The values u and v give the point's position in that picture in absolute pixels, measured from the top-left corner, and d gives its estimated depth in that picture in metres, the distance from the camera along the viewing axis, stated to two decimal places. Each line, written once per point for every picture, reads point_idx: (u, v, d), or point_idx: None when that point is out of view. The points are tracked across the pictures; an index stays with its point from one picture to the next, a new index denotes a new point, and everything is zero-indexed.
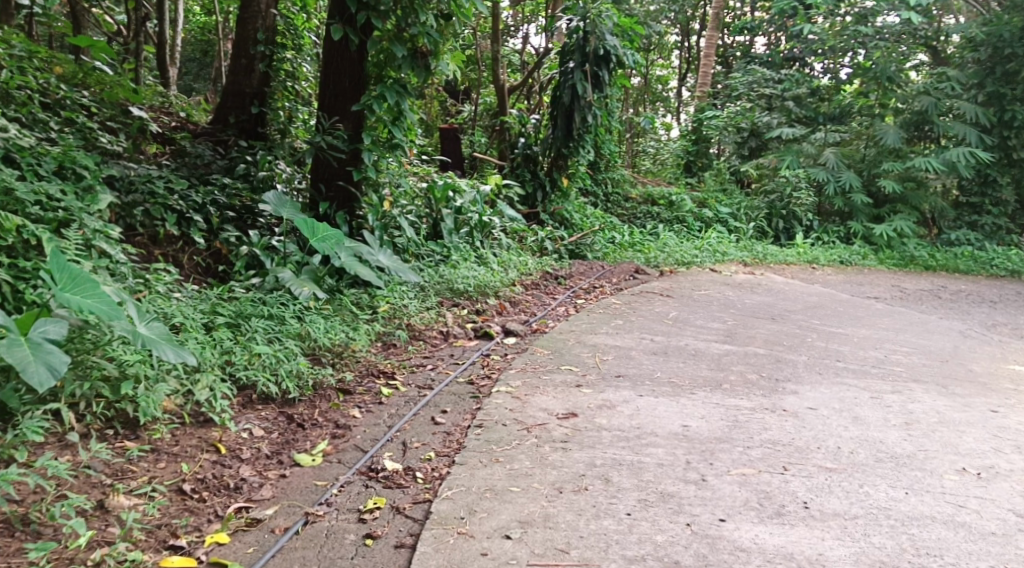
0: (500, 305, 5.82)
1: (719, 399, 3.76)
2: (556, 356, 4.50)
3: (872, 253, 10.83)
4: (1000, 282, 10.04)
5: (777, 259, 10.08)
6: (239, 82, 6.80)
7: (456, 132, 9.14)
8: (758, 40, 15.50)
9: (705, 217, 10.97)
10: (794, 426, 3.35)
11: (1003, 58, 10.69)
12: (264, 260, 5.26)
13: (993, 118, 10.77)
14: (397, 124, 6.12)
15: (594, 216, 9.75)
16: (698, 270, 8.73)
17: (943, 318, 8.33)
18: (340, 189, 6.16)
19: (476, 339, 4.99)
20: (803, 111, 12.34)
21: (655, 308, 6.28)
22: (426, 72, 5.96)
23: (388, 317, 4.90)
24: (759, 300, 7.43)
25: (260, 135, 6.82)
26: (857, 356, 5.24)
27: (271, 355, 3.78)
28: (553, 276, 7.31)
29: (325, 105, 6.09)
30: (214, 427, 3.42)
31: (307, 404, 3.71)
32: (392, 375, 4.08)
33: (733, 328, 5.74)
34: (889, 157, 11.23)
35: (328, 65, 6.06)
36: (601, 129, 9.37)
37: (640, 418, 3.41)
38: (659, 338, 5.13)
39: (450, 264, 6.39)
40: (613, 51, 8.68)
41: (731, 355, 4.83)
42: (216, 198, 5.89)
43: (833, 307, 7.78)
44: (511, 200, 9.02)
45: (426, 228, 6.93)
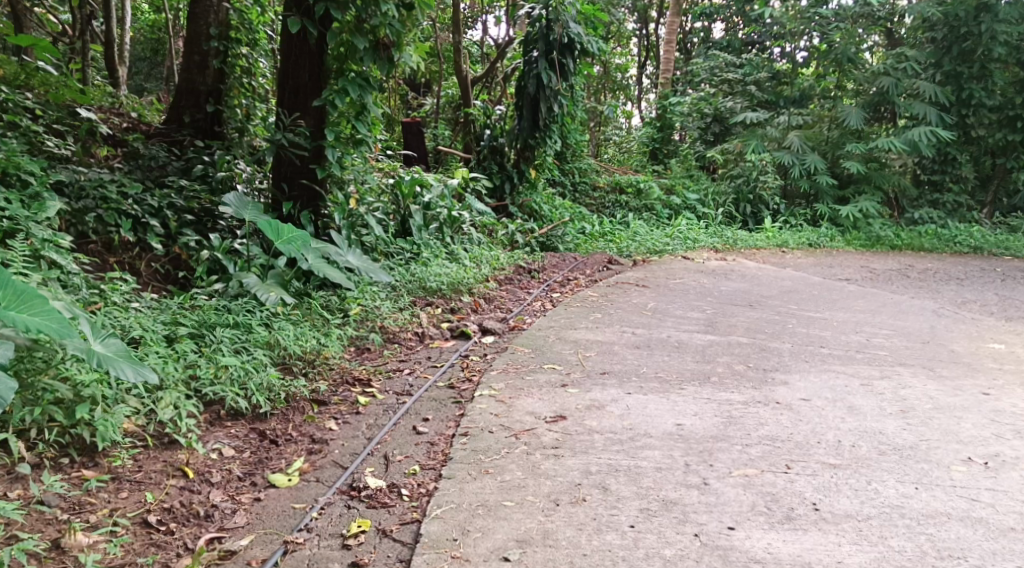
0: (474, 302, 5.65)
1: (709, 393, 3.63)
2: (537, 354, 4.35)
3: (840, 235, 10.82)
4: (965, 260, 10.09)
5: (747, 244, 10.02)
6: (193, 80, 6.55)
7: (419, 126, 8.89)
8: (717, 25, 15.45)
9: (673, 204, 10.88)
10: (792, 419, 3.23)
11: (959, 37, 10.73)
12: (228, 265, 5.03)
13: (952, 97, 10.83)
14: (361, 118, 5.90)
15: (562, 207, 9.59)
16: (670, 258, 8.62)
17: (915, 297, 8.32)
18: (304, 188, 5.94)
19: (453, 339, 4.82)
20: (765, 95, 12.30)
21: (632, 299, 6.15)
22: (389, 65, 5.74)
23: (360, 322, 4.71)
24: (734, 287, 7.34)
25: (217, 134, 6.58)
26: (839, 340, 5.16)
27: (239, 367, 3.57)
28: (525, 269, 7.15)
29: (285, 100, 5.87)
30: (180, 449, 3.21)
31: (280, 418, 3.51)
32: (368, 382, 3.90)
33: (712, 317, 5.63)
34: (853, 138, 11.23)
35: (287, 59, 5.82)
36: (566, 119, 9.21)
37: (631, 418, 3.26)
38: (639, 330, 5.00)
39: (421, 261, 6.20)
40: (577, 39, 8.57)
41: (715, 345, 4.71)
42: (174, 201, 5.63)
43: (806, 290, 7.73)
44: (478, 193, 8.83)
45: (394, 225, 6.72)
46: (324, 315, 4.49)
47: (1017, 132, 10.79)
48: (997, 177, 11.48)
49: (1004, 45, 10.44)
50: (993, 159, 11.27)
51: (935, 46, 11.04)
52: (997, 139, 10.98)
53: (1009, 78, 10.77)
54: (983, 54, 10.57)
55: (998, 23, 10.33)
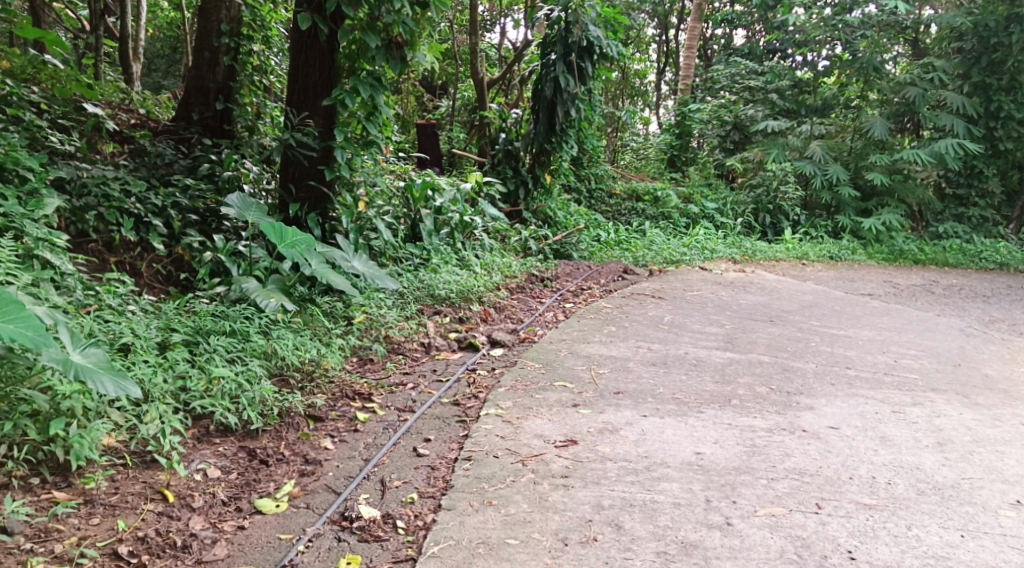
0: (484, 310, 5.45)
1: (731, 418, 3.41)
2: (548, 370, 4.14)
3: (861, 248, 10.55)
4: (990, 277, 9.82)
5: (767, 256, 9.78)
6: (202, 77, 6.37)
7: (434, 128, 8.73)
8: (738, 32, 15.20)
9: (691, 213, 10.65)
10: (821, 451, 3.00)
11: (988, 48, 10.44)
12: (230, 268, 4.86)
13: (981, 109, 10.54)
14: (371, 119, 5.71)
15: (577, 213, 9.39)
16: (688, 268, 8.39)
17: (940, 315, 8.06)
18: (312, 190, 5.76)
19: (460, 351, 4.63)
20: (787, 103, 12.07)
21: (648, 312, 5.93)
22: (402, 64, 5.54)
23: (362, 332, 4.52)
24: (753, 301, 7.11)
25: (226, 133, 6.40)
26: (865, 361, 4.93)
27: (232, 380, 3.38)
28: (538, 277, 6.94)
29: (294, 100, 5.71)
30: (161, 470, 3.03)
31: (272, 435, 3.31)
32: (369, 396, 3.70)
33: (732, 333, 5.40)
34: (877, 149, 10.95)
35: (297, 57, 5.66)
36: (584, 124, 9.01)
37: (647, 444, 3.05)
38: (656, 346, 4.78)
39: (430, 267, 6.02)
40: (596, 42, 8.36)
41: (736, 364, 4.49)
42: (177, 200, 5.45)
43: (828, 305, 7.48)
44: (491, 197, 8.63)
45: (404, 229, 6.52)
46: (326, 325, 4.30)
47: None
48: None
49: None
50: (1020, 173, 11.00)
51: (963, 56, 10.77)
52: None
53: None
54: (1013, 66, 10.30)
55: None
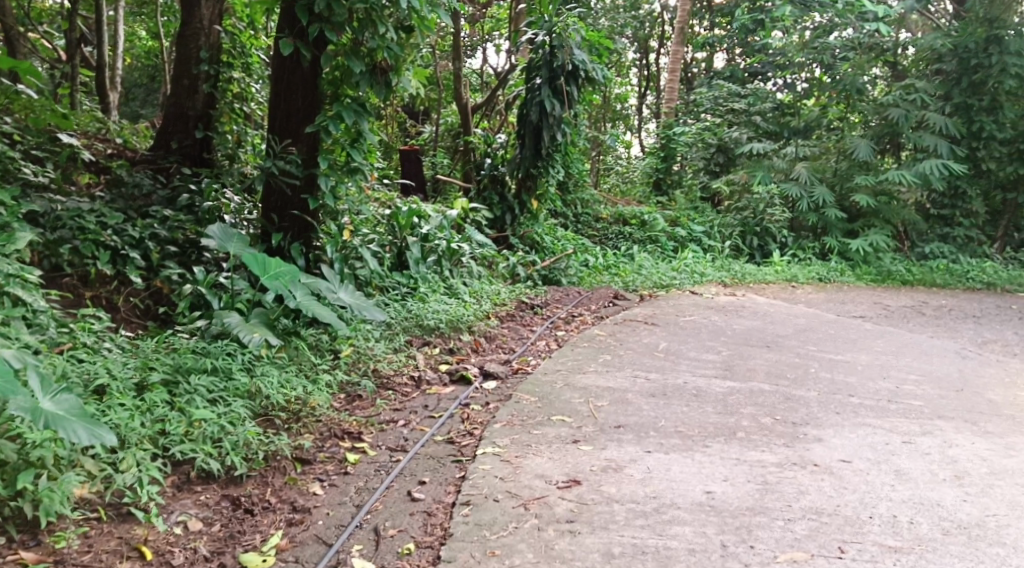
0: (474, 341, 5.30)
1: (739, 453, 3.27)
2: (544, 403, 3.98)
3: (849, 269, 10.49)
4: (979, 296, 9.78)
5: (756, 279, 9.70)
6: (182, 104, 6.25)
7: (418, 153, 8.61)
8: (719, 56, 15.24)
9: (679, 236, 10.56)
10: (836, 488, 2.87)
11: (969, 69, 10.48)
12: (211, 301, 4.69)
13: (963, 129, 10.55)
14: (356, 146, 5.58)
15: (564, 238, 9.26)
16: (678, 293, 8.29)
17: (933, 337, 7.97)
18: (295, 219, 5.61)
19: (452, 384, 4.47)
20: (769, 125, 12.11)
21: (642, 339, 5.79)
22: (387, 90, 5.44)
23: (349, 367, 4.36)
24: (746, 325, 6.99)
25: (206, 161, 6.26)
26: (867, 388, 4.81)
27: (214, 423, 3.22)
28: (528, 305, 6.79)
29: (276, 127, 5.57)
30: (138, 524, 2.86)
31: (257, 481, 3.14)
32: (359, 435, 3.53)
33: (729, 360, 5.27)
34: (862, 170, 10.93)
35: (279, 83, 5.52)
36: (570, 149, 8.91)
37: (655, 484, 2.91)
38: (653, 376, 4.65)
39: (418, 297, 5.87)
40: (582, 66, 8.31)
41: (736, 394, 4.35)
42: (156, 231, 5.28)
43: (821, 328, 7.38)
44: (478, 224, 8.50)
45: (391, 258, 6.36)
46: (312, 360, 4.12)
47: None
48: (1008, 211, 11.21)
49: (1015, 77, 10.20)
50: (1003, 193, 11.01)
51: (943, 78, 10.79)
52: (1007, 173, 10.73)
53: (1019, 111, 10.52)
54: (993, 86, 10.32)
55: (1008, 55, 10.10)
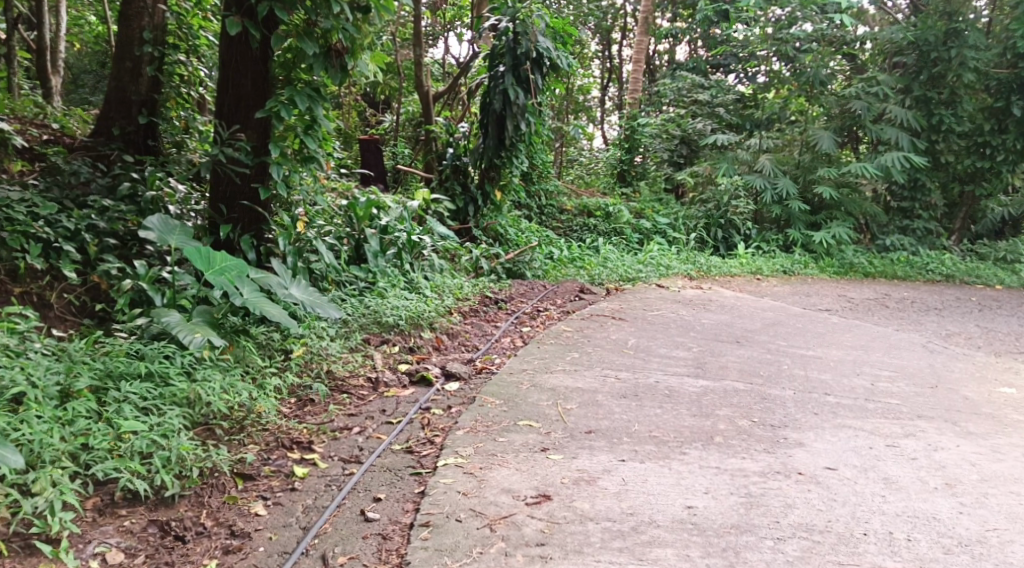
0: (436, 338, 5.05)
1: (719, 460, 3.07)
2: (509, 406, 3.73)
3: (813, 261, 10.41)
4: (939, 288, 9.77)
5: (722, 272, 9.56)
6: (123, 88, 5.82)
7: (378, 143, 8.31)
8: (681, 47, 15.10)
9: (644, 228, 10.38)
10: (825, 500, 2.70)
11: (929, 62, 10.43)
12: (153, 297, 4.40)
13: (924, 123, 10.50)
14: (310, 133, 5.26)
15: (528, 230, 9.02)
16: (644, 286, 8.11)
17: (900, 330, 7.89)
18: (245, 210, 5.31)
19: (412, 386, 4.22)
20: (732, 118, 12.11)
21: (610, 335, 5.58)
22: (343, 74, 5.13)
23: (300, 370, 4.09)
24: (715, 319, 6.82)
25: (151, 149, 5.89)
26: (842, 386, 4.65)
27: (143, 437, 2.94)
28: (491, 300, 6.55)
29: (224, 112, 5.24)
30: (44, 560, 2.59)
31: (192, 502, 2.89)
32: (309, 445, 3.27)
33: (700, 357, 5.08)
34: (825, 163, 10.84)
35: (226, 65, 5.19)
36: (534, 139, 8.66)
37: (633, 498, 2.71)
38: (624, 375, 4.44)
39: (377, 292, 5.59)
40: (546, 54, 8.07)
41: (711, 395, 4.16)
42: (93, 222, 4.94)
43: (789, 322, 7.24)
44: (439, 215, 8.22)
45: (348, 251, 6.06)
46: (259, 364, 3.81)
47: (985, 159, 10.58)
48: (965, 204, 11.23)
49: (974, 71, 10.19)
50: (961, 186, 11.02)
51: (904, 70, 10.75)
52: (965, 166, 10.74)
53: (977, 104, 10.53)
54: (953, 80, 10.30)
55: (967, 48, 10.07)
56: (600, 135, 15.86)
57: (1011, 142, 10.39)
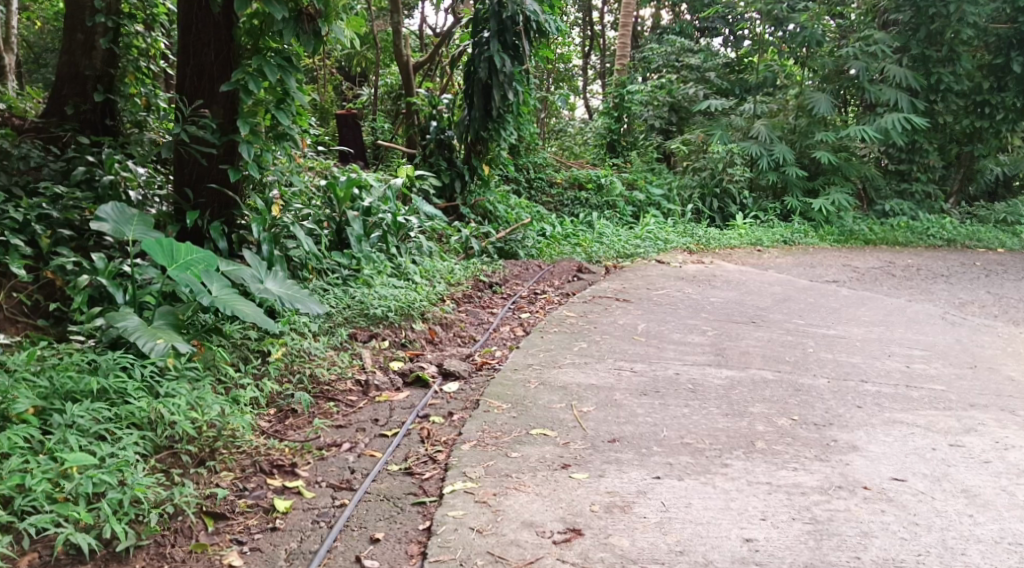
0: (429, 330, 4.65)
1: (769, 472, 2.66)
2: (518, 412, 3.32)
3: (812, 230, 9.99)
4: (943, 254, 9.42)
5: (721, 244, 9.14)
6: (76, 62, 5.24)
7: (356, 117, 7.79)
8: (665, 11, 14.55)
9: (637, 201, 9.91)
10: (907, 526, 2.35)
11: (926, 19, 9.95)
12: (116, 295, 3.93)
13: (923, 82, 10.04)
14: (282, 107, 4.78)
15: (518, 206, 8.55)
16: (644, 262, 7.68)
17: (912, 301, 7.52)
18: (214, 193, 4.83)
19: (406, 388, 3.80)
20: (722, 83, 11.79)
21: (617, 320, 5.14)
22: (316, 40, 4.63)
23: (279, 376, 3.65)
24: (722, 297, 6.40)
25: (109, 129, 5.36)
26: (876, 370, 4.25)
27: (90, 479, 2.51)
28: (485, 284, 6.11)
29: (186, 86, 4.77)
30: None
31: (152, 554, 2.49)
32: (292, 470, 2.89)
33: (717, 343, 4.66)
34: (822, 127, 10.35)
35: (186, 34, 4.70)
36: (522, 109, 8.14)
37: (682, 530, 2.35)
38: (639, 367, 4.03)
39: (362, 281, 5.14)
40: (534, 18, 7.55)
41: (739, 387, 3.76)
42: (46, 213, 4.44)
43: (800, 297, 6.85)
44: (425, 192, 7.74)
45: (328, 236, 5.55)
46: (233, 374, 3.37)
47: (984, 119, 10.20)
48: (962, 165, 10.87)
49: (973, 26, 9.75)
50: (958, 147, 10.63)
51: (901, 28, 10.27)
52: (964, 127, 10.35)
53: (977, 62, 10.15)
54: (952, 37, 9.86)
55: (967, 3, 9.61)
56: (583, 105, 15.30)
57: (1010, 100, 10.06)
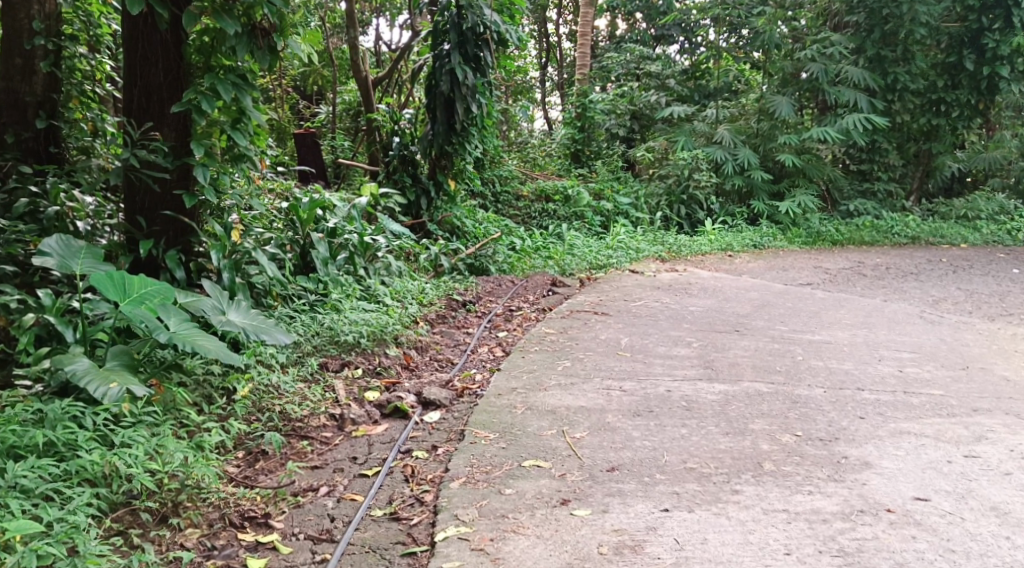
0: (404, 355, 4.43)
1: (783, 497, 2.53)
2: (507, 442, 3.11)
3: (780, 233, 9.92)
4: (910, 251, 9.42)
5: (692, 251, 9.02)
6: (15, 88, 4.86)
7: (315, 136, 7.54)
8: (620, 18, 14.47)
9: (605, 210, 9.74)
10: (943, 554, 2.26)
11: (880, 19, 9.93)
12: (66, 332, 3.64)
13: (881, 82, 10.02)
14: (238, 129, 4.49)
15: (485, 220, 8.36)
16: (617, 273, 7.52)
17: (888, 300, 7.44)
18: (169, 221, 4.57)
19: (385, 420, 3.57)
20: (683, 90, 11.73)
21: (598, 335, 4.95)
22: (271, 56, 4.39)
23: (247, 415, 3.40)
24: (701, 306, 6.24)
25: (54, 158, 5.01)
26: (870, 376, 4.08)
27: (33, 550, 2.29)
28: (458, 302, 5.89)
29: (134, 109, 4.50)
30: None
31: None
32: (265, 522, 2.67)
33: (704, 354, 4.50)
34: (785, 129, 10.29)
35: (132, 54, 4.44)
36: (486, 122, 7.95)
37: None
38: (628, 385, 3.84)
39: (331, 306, 4.90)
40: (493, 28, 7.35)
41: (735, 401, 3.59)
42: None
43: (778, 302, 6.73)
44: (390, 210, 7.50)
45: (292, 259, 5.29)
46: (195, 417, 3.13)
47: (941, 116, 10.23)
48: (919, 162, 10.83)
49: (926, 26, 9.78)
50: (917, 144, 10.65)
51: (854, 30, 10.25)
52: (921, 124, 10.41)
53: (930, 61, 10.18)
54: (906, 36, 9.85)
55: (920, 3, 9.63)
56: (542, 115, 15.14)
57: (965, 97, 10.09)
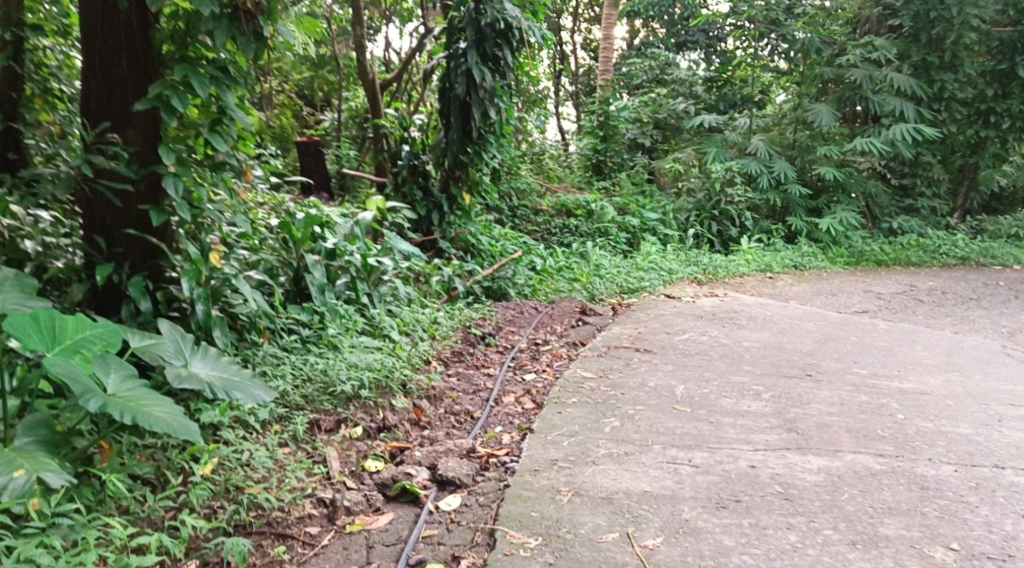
0: (414, 409, 3.61)
1: None
2: (557, 556, 2.38)
3: (821, 252, 8.98)
4: (964, 273, 8.55)
5: (730, 272, 8.15)
6: None
7: (319, 144, 6.77)
8: (640, 25, 13.60)
9: (631, 227, 8.85)
10: None
11: (927, 23, 8.98)
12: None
13: (927, 91, 9.03)
14: (217, 131, 3.68)
15: (503, 237, 7.57)
16: (652, 298, 6.68)
17: (960, 331, 6.55)
18: (132, 240, 3.74)
19: (389, 505, 2.80)
20: (710, 98, 10.87)
21: (646, 383, 4.10)
22: (257, 43, 3.57)
23: (207, 503, 2.67)
24: (756, 341, 5.37)
25: (13, 165, 4.11)
26: (1000, 446, 3.23)
27: None
28: (477, 334, 5.08)
29: (92, 106, 3.69)
30: None
31: None
32: None
33: (781, 411, 3.65)
34: (824, 140, 9.40)
35: (90, 39, 3.63)
36: (505, 129, 7.12)
37: None
38: (700, 458, 3.00)
39: (327, 342, 4.09)
40: (515, 25, 6.51)
41: (846, 483, 2.77)
42: None
43: (841, 335, 5.87)
44: (398, 226, 6.68)
45: (284, 285, 4.48)
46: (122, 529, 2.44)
47: (990, 127, 9.23)
48: (967, 177, 9.89)
49: (976, 30, 8.85)
50: (962, 158, 9.66)
51: (898, 34, 9.31)
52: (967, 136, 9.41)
53: (979, 68, 9.17)
54: (953, 42, 8.90)
55: (969, 5, 8.72)
56: (556, 125, 14.27)
57: (1018, 107, 9.11)
